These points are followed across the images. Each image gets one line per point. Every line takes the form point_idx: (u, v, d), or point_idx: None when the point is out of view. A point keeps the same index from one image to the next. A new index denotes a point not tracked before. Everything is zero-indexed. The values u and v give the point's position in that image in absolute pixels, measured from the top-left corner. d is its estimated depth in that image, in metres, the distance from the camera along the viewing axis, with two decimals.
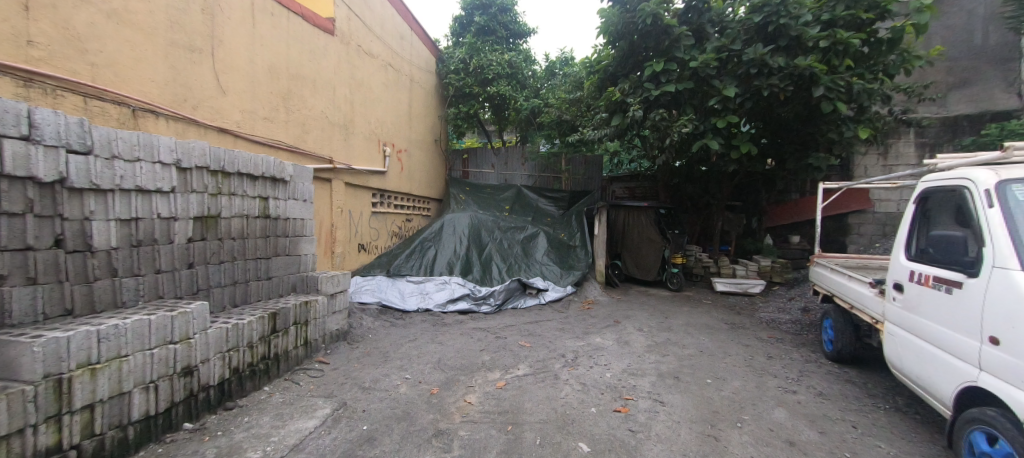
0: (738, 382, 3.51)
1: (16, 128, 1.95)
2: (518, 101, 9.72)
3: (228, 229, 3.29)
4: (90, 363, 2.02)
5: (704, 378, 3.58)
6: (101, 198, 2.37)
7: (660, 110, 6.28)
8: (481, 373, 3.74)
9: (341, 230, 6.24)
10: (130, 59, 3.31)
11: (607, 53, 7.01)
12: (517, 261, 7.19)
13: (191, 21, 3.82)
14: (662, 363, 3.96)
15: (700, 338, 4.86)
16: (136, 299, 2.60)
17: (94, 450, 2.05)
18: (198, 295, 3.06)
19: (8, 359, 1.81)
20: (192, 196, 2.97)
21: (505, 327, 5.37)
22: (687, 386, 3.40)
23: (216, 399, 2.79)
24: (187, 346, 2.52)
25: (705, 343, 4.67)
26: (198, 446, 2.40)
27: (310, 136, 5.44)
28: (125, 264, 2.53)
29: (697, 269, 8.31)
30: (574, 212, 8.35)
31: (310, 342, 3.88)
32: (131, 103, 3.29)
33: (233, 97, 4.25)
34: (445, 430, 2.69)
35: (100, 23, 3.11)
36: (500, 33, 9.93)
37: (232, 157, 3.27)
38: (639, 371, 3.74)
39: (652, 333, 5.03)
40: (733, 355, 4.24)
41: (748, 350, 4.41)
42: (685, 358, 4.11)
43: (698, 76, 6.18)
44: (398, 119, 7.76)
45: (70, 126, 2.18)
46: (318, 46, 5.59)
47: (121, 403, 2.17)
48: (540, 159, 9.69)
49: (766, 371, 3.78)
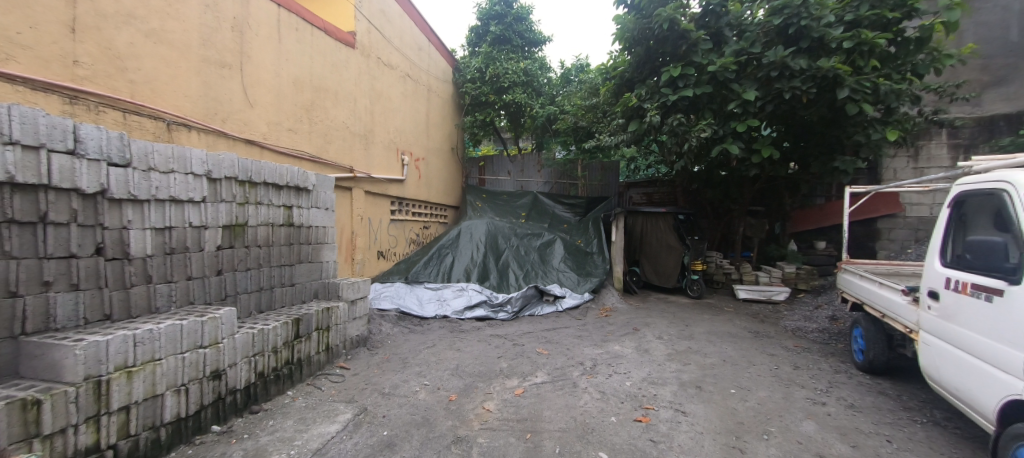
0: (764, 392, 3.42)
1: (63, 143, 2.08)
2: (534, 108, 9.75)
3: (254, 236, 3.40)
4: (127, 366, 2.11)
5: (727, 388, 3.50)
6: (138, 208, 2.49)
7: (678, 115, 6.22)
8: (499, 381, 3.75)
9: (360, 237, 6.37)
10: (165, 75, 3.47)
11: (622, 60, 6.96)
12: (534, 267, 7.17)
13: (222, 38, 3.99)
14: (684, 372, 3.89)
15: (722, 346, 4.76)
16: (169, 305, 2.70)
17: (130, 450, 2.13)
18: (226, 301, 3.16)
19: (52, 361, 1.91)
20: (222, 205, 3.08)
21: (522, 334, 5.36)
22: (709, 396, 3.33)
23: (243, 402, 2.87)
24: (216, 350, 2.61)
25: (728, 352, 4.56)
26: (227, 448, 2.48)
27: (332, 146, 5.58)
28: (159, 271, 2.64)
29: (718, 276, 8.17)
30: (591, 218, 8.38)
31: (331, 348, 3.96)
32: (166, 117, 3.45)
33: (259, 110, 4.41)
34: (464, 436, 2.70)
35: (140, 42, 3.29)
36: (515, 42, 10.02)
37: (259, 168, 3.39)
38: (659, 380, 3.68)
39: (672, 341, 4.94)
40: (757, 365, 4.13)
41: (774, 360, 4.29)
42: (707, 368, 4.02)
43: (717, 80, 6.11)
44: (416, 128, 7.90)
45: (112, 140, 2.31)
46: (340, 59, 5.74)
47: (155, 405, 2.26)
48: (556, 166, 9.85)
49: (793, 382, 3.67)
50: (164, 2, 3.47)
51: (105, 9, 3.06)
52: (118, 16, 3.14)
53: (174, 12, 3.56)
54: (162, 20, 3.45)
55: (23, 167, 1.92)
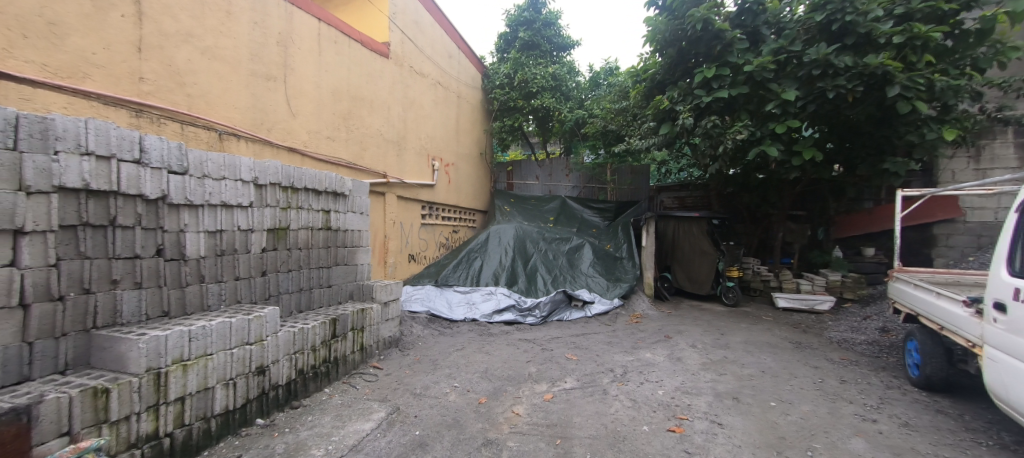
0: (808, 406, 3.27)
1: (131, 153, 2.27)
2: (562, 112, 9.74)
3: (296, 240, 3.58)
4: (183, 360, 2.27)
5: (767, 401, 3.36)
6: (194, 213, 2.68)
7: (712, 117, 6.05)
8: (529, 385, 3.76)
9: (392, 241, 6.54)
10: (218, 89, 3.71)
11: (653, 61, 6.85)
12: (563, 272, 7.15)
13: (269, 53, 4.23)
14: (720, 382, 3.77)
15: (761, 357, 4.58)
16: (219, 303, 2.88)
17: (184, 438, 2.28)
18: (270, 301, 3.33)
19: (118, 353, 2.07)
20: (267, 210, 3.26)
21: (551, 339, 5.35)
22: (748, 408, 3.21)
23: (285, 398, 3.01)
24: (261, 347, 2.76)
25: (768, 363, 4.39)
26: (269, 441, 2.60)
27: (367, 153, 5.78)
28: (211, 271, 2.82)
29: (756, 283, 7.86)
30: (620, 223, 8.27)
31: (365, 348, 4.08)
32: (218, 128, 3.68)
33: (301, 119, 4.63)
34: (494, 439, 2.73)
35: (196, 59, 3.53)
36: (544, 47, 10.05)
37: (300, 174, 3.57)
38: (694, 390, 3.59)
39: (707, 350, 4.80)
40: (800, 377, 3.95)
41: (818, 373, 4.09)
42: (745, 379, 3.88)
43: (754, 80, 5.90)
44: (446, 134, 8.06)
45: (171, 150, 2.51)
46: (375, 69, 5.95)
47: (206, 397, 2.40)
48: (585, 169, 9.74)
49: (840, 397, 3.49)
50: (218, 21, 3.72)
51: (168, 30, 3.32)
52: (178, 35, 3.39)
53: (227, 29, 3.80)
54: (216, 37, 3.70)
55: (97, 176, 2.11)
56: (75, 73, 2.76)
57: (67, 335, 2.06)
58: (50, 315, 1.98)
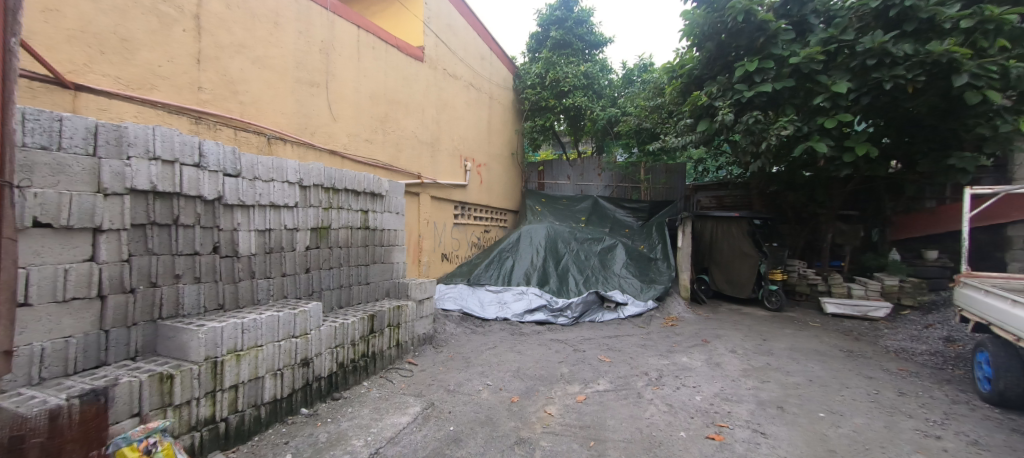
0: (861, 419, 3.09)
1: (191, 158, 2.45)
2: (595, 111, 9.64)
3: (336, 238, 3.73)
4: (236, 350, 2.42)
5: (816, 412, 3.21)
6: (246, 213, 2.86)
7: (754, 112, 5.81)
8: (561, 385, 3.75)
9: (426, 240, 6.70)
10: (267, 96, 3.93)
11: (691, 57, 6.66)
12: (595, 273, 7.08)
13: (312, 60, 4.44)
14: (763, 390, 3.63)
15: (809, 365, 4.37)
16: (268, 298, 3.05)
17: (237, 423, 2.44)
18: (313, 296, 3.50)
19: (180, 342, 2.24)
20: (311, 210, 3.42)
21: (583, 340, 5.31)
22: (794, 418, 3.08)
23: (327, 389, 3.16)
24: (305, 340, 2.91)
25: (816, 371, 4.18)
26: (313, 430, 2.74)
27: (402, 155, 5.95)
28: (261, 267, 2.99)
29: (801, 287, 7.49)
30: (655, 223, 8.10)
31: (401, 344, 4.20)
32: (267, 133, 3.90)
33: (342, 123, 4.82)
34: (527, 438, 2.75)
35: (248, 68, 3.76)
36: (577, 45, 9.97)
37: (341, 176, 3.72)
38: (734, 397, 3.47)
39: (748, 356, 4.62)
40: (852, 388, 3.73)
41: (872, 384, 3.86)
42: (791, 387, 3.72)
43: (800, 72, 5.62)
44: (478, 135, 8.16)
45: (227, 154, 2.69)
46: (411, 72, 6.11)
47: (257, 386, 2.56)
48: (618, 168, 9.58)
49: (898, 410, 3.28)
50: (267, 32, 3.95)
51: (223, 42, 3.55)
52: (232, 47, 3.63)
53: (275, 39, 4.03)
54: (266, 48, 3.93)
55: (162, 179, 2.30)
56: (144, 84, 3.00)
57: (137, 324, 2.25)
58: (123, 305, 2.17)
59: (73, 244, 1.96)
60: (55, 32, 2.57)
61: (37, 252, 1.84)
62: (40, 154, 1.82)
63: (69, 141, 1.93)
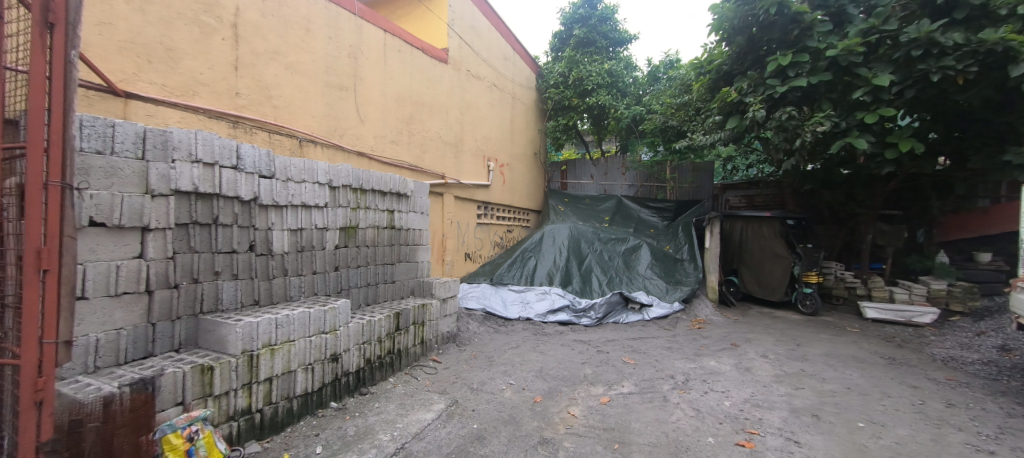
0: (904, 430, 2.95)
1: (229, 160, 2.57)
2: (619, 109, 9.52)
3: (364, 238, 3.83)
4: (271, 344, 2.53)
5: (854, 421, 3.08)
6: (280, 212, 2.97)
7: (787, 108, 5.61)
8: (584, 387, 3.74)
9: (450, 240, 6.79)
10: (299, 100, 4.07)
11: (720, 52, 6.50)
12: (619, 273, 7.01)
13: (341, 65, 4.56)
14: (796, 397, 3.51)
15: (846, 372, 4.19)
16: (300, 294, 3.16)
17: (272, 415, 2.55)
18: (342, 294, 3.60)
19: (220, 336, 2.36)
20: (340, 210, 3.53)
21: (607, 341, 5.27)
22: (830, 428, 2.97)
23: (354, 384, 3.25)
24: (335, 335, 3.00)
25: (854, 379, 4.01)
26: (342, 423, 2.82)
27: (427, 156, 6.04)
28: (293, 265, 3.11)
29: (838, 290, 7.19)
30: (681, 223, 7.94)
31: (426, 341, 4.26)
32: (298, 135, 4.04)
33: (369, 125, 4.94)
34: (550, 438, 2.76)
35: (282, 74, 3.91)
36: (601, 43, 9.88)
37: (368, 176, 3.82)
38: (765, 404, 3.37)
39: (780, 361, 4.48)
40: (894, 397, 3.56)
41: (917, 394, 3.67)
42: (827, 395, 3.58)
43: (838, 65, 5.39)
44: (501, 135, 8.21)
45: (262, 157, 2.81)
46: (435, 74, 6.20)
47: (289, 380, 2.66)
48: (642, 168, 9.44)
49: (945, 422, 3.11)
50: (299, 38, 4.09)
51: (259, 49, 3.70)
52: (267, 53, 3.78)
53: (307, 45, 4.16)
54: (298, 53, 4.07)
55: (204, 180, 2.42)
56: (187, 91, 3.17)
57: (181, 318, 2.37)
58: (168, 300, 2.30)
59: (124, 242, 2.09)
60: (108, 44, 2.75)
61: (92, 250, 1.97)
62: (94, 157, 1.96)
63: (121, 145, 2.06)
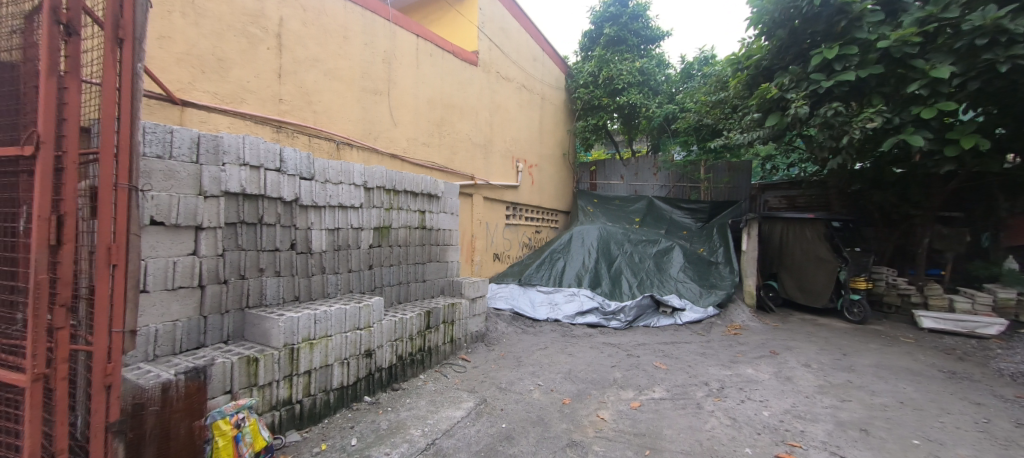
0: (967, 451, 2.76)
1: (273, 163, 2.72)
2: (650, 108, 9.33)
3: (397, 237, 3.94)
4: (310, 339, 2.65)
5: (909, 438, 2.91)
6: (319, 213, 3.11)
7: (833, 104, 5.34)
8: (614, 390, 3.70)
9: (479, 240, 6.86)
10: (337, 105, 4.24)
11: (758, 47, 6.27)
12: (649, 276, 6.88)
13: (376, 70, 4.71)
14: (842, 410, 3.34)
15: (899, 385, 3.95)
16: (337, 291, 3.29)
17: (310, 406, 2.67)
18: (375, 291, 3.72)
19: (265, 329, 2.50)
20: (374, 210, 3.65)
21: (637, 345, 5.19)
22: (881, 444, 2.81)
23: (387, 380, 3.35)
24: (369, 332, 3.10)
25: (908, 393, 3.77)
26: (375, 417, 2.91)
27: (457, 157, 6.14)
28: (331, 263, 3.24)
29: (891, 299, 6.81)
30: (716, 224, 7.71)
31: (455, 340, 4.32)
32: (336, 139, 4.20)
33: (402, 128, 5.08)
34: (579, 441, 2.75)
35: (321, 80, 4.08)
36: (632, 41, 9.73)
37: (401, 178, 3.93)
38: (807, 416, 3.23)
39: (824, 371, 4.28)
40: (954, 415, 3.33)
41: (981, 411, 3.42)
42: (877, 409, 3.39)
43: (890, 57, 5.07)
44: (530, 136, 8.24)
45: (303, 160, 2.95)
46: (465, 77, 6.30)
47: (327, 373, 2.78)
48: (675, 168, 9.24)
49: (1014, 443, 2.89)
50: (337, 45, 4.25)
51: (300, 57, 3.88)
52: (308, 61, 3.96)
53: (344, 52, 4.32)
54: (336, 60, 4.24)
55: (250, 183, 2.58)
56: (236, 98, 3.37)
57: (229, 312, 2.52)
58: (218, 294, 2.46)
59: (180, 240, 2.25)
60: (167, 56, 2.95)
61: (151, 247, 2.13)
62: (154, 161, 2.12)
63: (178, 151, 2.23)
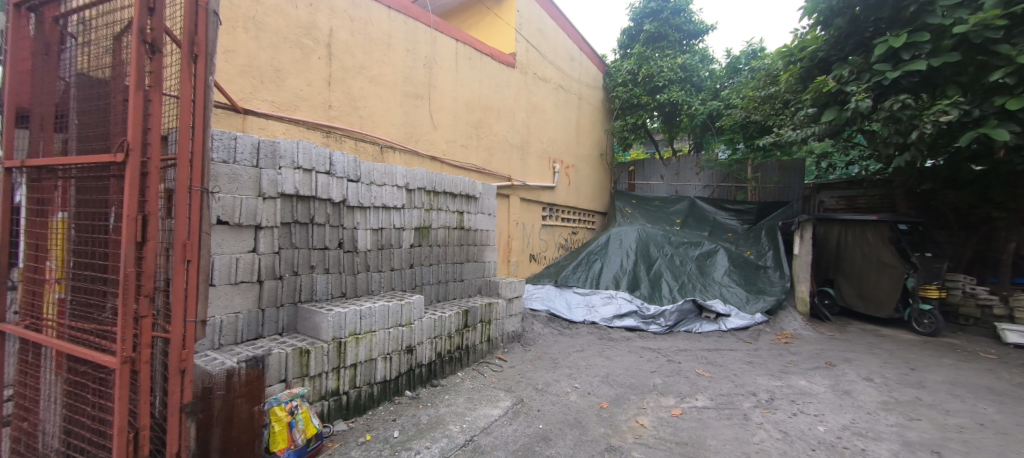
0: None
1: (324, 166, 2.88)
2: (693, 105, 9.01)
3: (436, 237, 4.05)
4: (356, 333, 2.78)
5: None
6: (364, 213, 3.25)
7: (900, 96, 4.95)
8: (654, 397, 3.62)
9: (515, 240, 6.91)
10: (382, 110, 4.41)
11: (813, 37, 5.91)
12: (691, 280, 6.67)
13: (417, 75, 4.86)
14: (910, 429, 3.10)
15: (977, 405, 3.61)
16: (380, 288, 3.42)
17: (356, 398, 2.79)
18: (416, 289, 3.83)
19: (315, 323, 2.64)
20: (414, 211, 3.77)
21: (678, 351, 5.04)
22: None
23: (427, 376, 3.44)
24: (409, 328, 3.21)
25: (988, 414, 3.44)
26: (416, 411, 3.01)
27: (494, 159, 6.23)
28: (375, 262, 3.37)
29: (969, 309, 6.29)
30: (764, 226, 7.35)
31: (492, 339, 4.37)
32: (380, 142, 4.38)
33: (441, 130, 5.20)
34: (618, 446, 2.73)
35: (367, 86, 4.27)
36: (673, 37, 9.46)
37: (440, 179, 4.03)
38: (869, 433, 3.02)
39: (889, 386, 3.98)
40: None
41: None
42: (952, 431, 3.11)
43: (969, 43, 4.63)
44: (567, 137, 8.21)
45: (350, 164, 3.09)
46: (503, 79, 6.37)
47: (370, 367, 2.90)
48: (719, 167, 8.90)
49: None
50: (381, 52, 4.42)
51: (348, 65, 4.08)
52: (355, 69, 4.15)
53: (388, 58, 4.49)
54: (381, 67, 4.41)
55: (303, 185, 2.75)
56: (291, 106, 3.59)
57: (284, 305, 2.69)
58: (275, 289, 2.63)
59: (242, 239, 2.43)
60: (231, 68, 3.19)
61: (217, 245, 2.32)
62: (221, 166, 2.30)
63: (241, 156, 2.40)
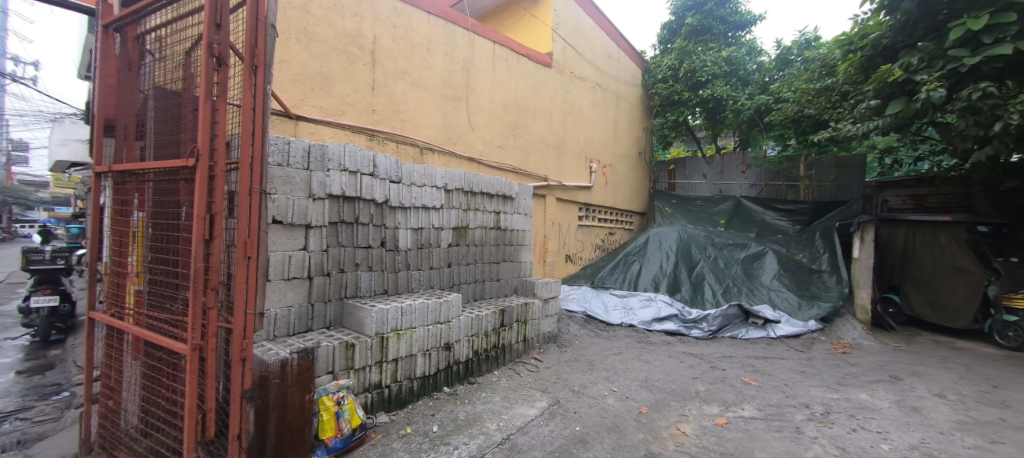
0: None
1: (368, 168, 3.01)
2: (738, 100, 8.62)
3: (473, 237, 4.12)
4: (397, 329, 2.88)
5: None
6: (405, 214, 3.36)
7: (981, 84, 4.50)
8: (696, 404, 3.51)
9: (552, 241, 6.90)
10: (422, 112, 4.54)
11: (876, 23, 5.49)
12: (736, 283, 6.41)
13: (456, 77, 4.96)
14: (988, 452, 2.84)
15: None
16: (419, 286, 3.53)
17: (398, 391, 2.90)
18: (453, 288, 3.91)
19: (360, 318, 2.77)
20: (452, 211, 3.85)
21: (722, 357, 4.85)
22: None
23: (464, 373, 3.51)
24: (448, 326, 3.29)
25: None
26: (453, 407, 3.07)
27: (531, 159, 6.24)
28: (415, 260, 3.48)
29: None
30: (818, 228, 6.94)
31: (528, 339, 4.39)
32: (420, 144, 4.51)
33: (479, 131, 5.28)
34: (658, 453, 2.67)
35: (408, 90, 4.40)
36: (717, 29, 9.09)
37: (478, 180, 4.10)
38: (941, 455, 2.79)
39: (963, 405, 3.66)
40: None
41: None
42: None
43: None
44: (605, 136, 8.11)
45: (392, 165, 3.22)
46: (540, 79, 6.38)
47: (411, 363, 2.99)
48: (767, 165, 8.48)
49: None
50: (421, 56, 4.54)
51: (391, 70, 4.23)
52: (397, 73, 4.30)
53: (428, 62, 4.62)
54: (421, 71, 4.54)
55: (349, 187, 2.88)
56: (338, 112, 3.76)
57: (331, 301, 2.83)
58: (323, 285, 2.77)
59: (294, 237, 2.59)
60: (285, 77, 3.41)
61: (273, 243, 2.48)
62: (276, 169, 2.47)
63: (293, 159, 2.56)
